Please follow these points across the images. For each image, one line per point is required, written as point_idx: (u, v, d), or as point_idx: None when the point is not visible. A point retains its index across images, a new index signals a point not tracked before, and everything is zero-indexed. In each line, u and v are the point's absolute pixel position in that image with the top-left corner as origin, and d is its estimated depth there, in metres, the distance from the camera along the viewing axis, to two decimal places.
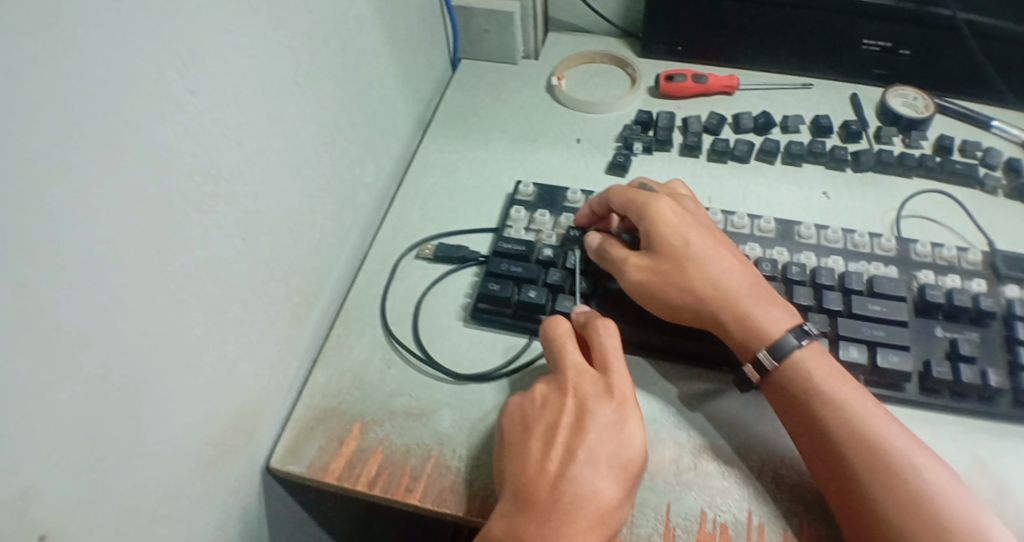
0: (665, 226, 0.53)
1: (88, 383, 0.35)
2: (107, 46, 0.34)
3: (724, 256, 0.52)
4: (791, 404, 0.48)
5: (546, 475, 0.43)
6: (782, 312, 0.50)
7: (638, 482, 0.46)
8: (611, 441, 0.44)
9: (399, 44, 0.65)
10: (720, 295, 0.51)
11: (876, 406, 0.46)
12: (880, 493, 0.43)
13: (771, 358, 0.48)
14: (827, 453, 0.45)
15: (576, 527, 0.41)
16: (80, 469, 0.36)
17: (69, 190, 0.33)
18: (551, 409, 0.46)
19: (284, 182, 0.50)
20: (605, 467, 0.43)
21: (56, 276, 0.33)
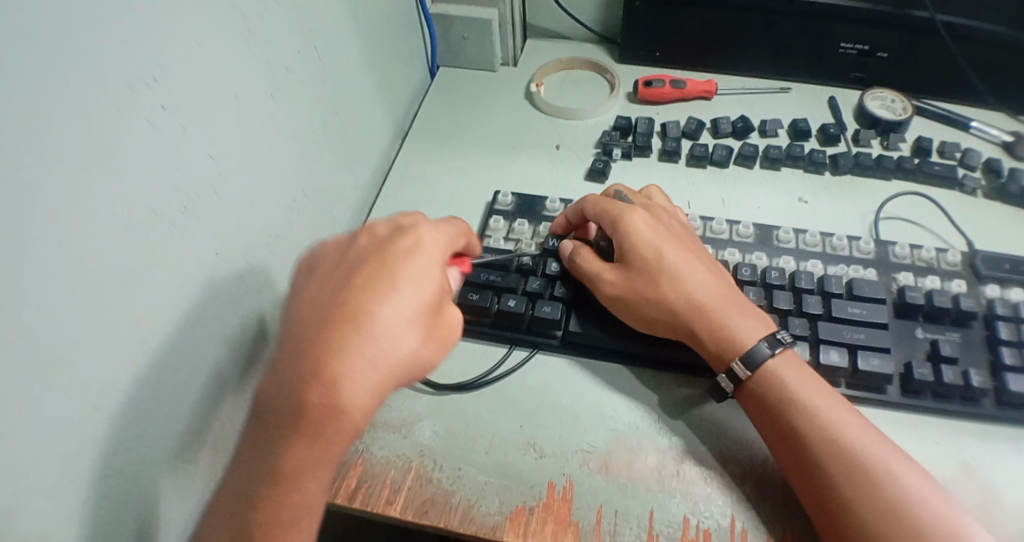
0: (640, 235, 0.53)
1: (60, 404, 0.35)
2: (75, 64, 0.34)
3: (699, 265, 0.52)
4: (766, 412, 0.48)
5: (315, 358, 0.39)
6: (756, 322, 0.50)
7: (438, 324, 0.44)
8: (383, 339, 0.40)
9: (376, 53, 0.65)
10: (694, 305, 0.50)
11: (851, 413, 0.46)
12: (858, 499, 0.43)
13: (746, 368, 0.48)
14: (802, 461, 0.45)
15: (356, 348, 0.39)
16: (51, 491, 0.35)
17: (36, 210, 0.33)
18: (329, 299, 0.41)
19: (259, 195, 0.49)
20: (373, 357, 0.40)
21: (25, 297, 0.33)
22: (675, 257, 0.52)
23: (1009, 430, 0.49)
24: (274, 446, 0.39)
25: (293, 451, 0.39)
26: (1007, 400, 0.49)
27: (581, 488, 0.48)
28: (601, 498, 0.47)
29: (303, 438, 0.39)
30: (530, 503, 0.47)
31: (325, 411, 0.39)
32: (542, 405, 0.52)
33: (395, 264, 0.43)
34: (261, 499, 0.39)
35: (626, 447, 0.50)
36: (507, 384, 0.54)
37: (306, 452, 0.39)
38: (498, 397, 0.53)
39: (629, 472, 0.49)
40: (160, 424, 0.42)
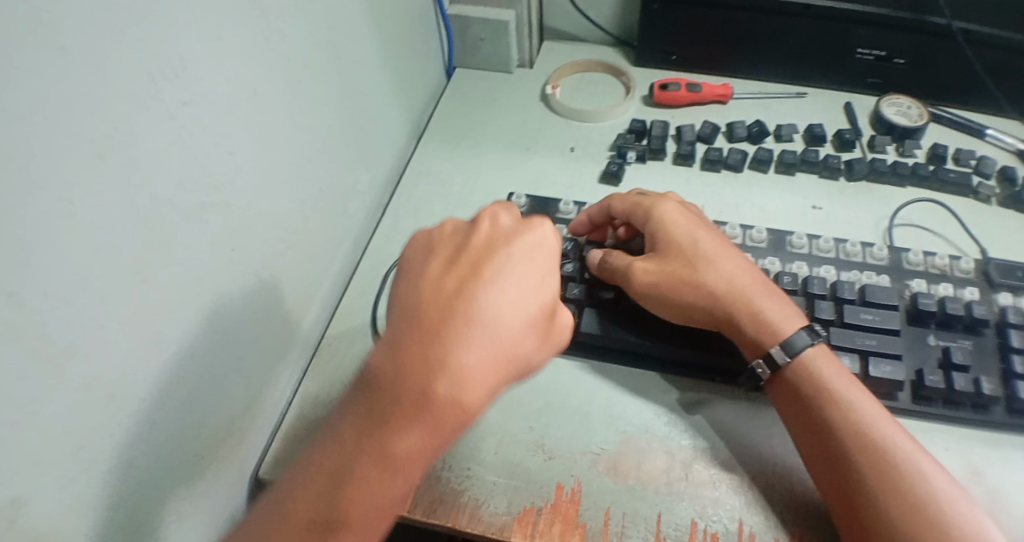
0: (674, 222, 0.54)
1: (77, 392, 0.36)
2: (95, 56, 0.35)
3: (733, 254, 0.53)
4: (796, 401, 0.48)
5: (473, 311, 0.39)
6: (792, 311, 0.51)
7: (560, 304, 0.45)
8: (531, 309, 0.41)
9: (393, 51, 0.66)
10: (733, 290, 0.51)
11: (882, 409, 0.47)
12: (881, 492, 0.43)
13: (785, 354, 0.49)
14: (828, 450, 0.46)
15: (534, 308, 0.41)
16: (66, 477, 0.36)
17: (56, 201, 0.33)
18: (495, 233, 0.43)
19: (276, 192, 0.50)
20: (518, 305, 0.40)
21: (46, 288, 0.33)
22: (709, 245, 0.53)
23: (1019, 439, 0.49)
24: (422, 364, 0.38)
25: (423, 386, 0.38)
26: (1018, 409, 0.49)
27: (590, 489, 0.48)
28: (609, 500, 0.48)
29: (496, 323, 0.39)
30: (538, 503, 0.48)
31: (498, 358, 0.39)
32: (553, 407, 0.53)
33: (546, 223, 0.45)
34: (422, 403, 0.37)
35: (634, 450, 0.50)
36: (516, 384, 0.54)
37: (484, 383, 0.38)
38: (508, 397, 0.53)
39: (638, 475, 0.49)
40: (175, 417, 0.43)
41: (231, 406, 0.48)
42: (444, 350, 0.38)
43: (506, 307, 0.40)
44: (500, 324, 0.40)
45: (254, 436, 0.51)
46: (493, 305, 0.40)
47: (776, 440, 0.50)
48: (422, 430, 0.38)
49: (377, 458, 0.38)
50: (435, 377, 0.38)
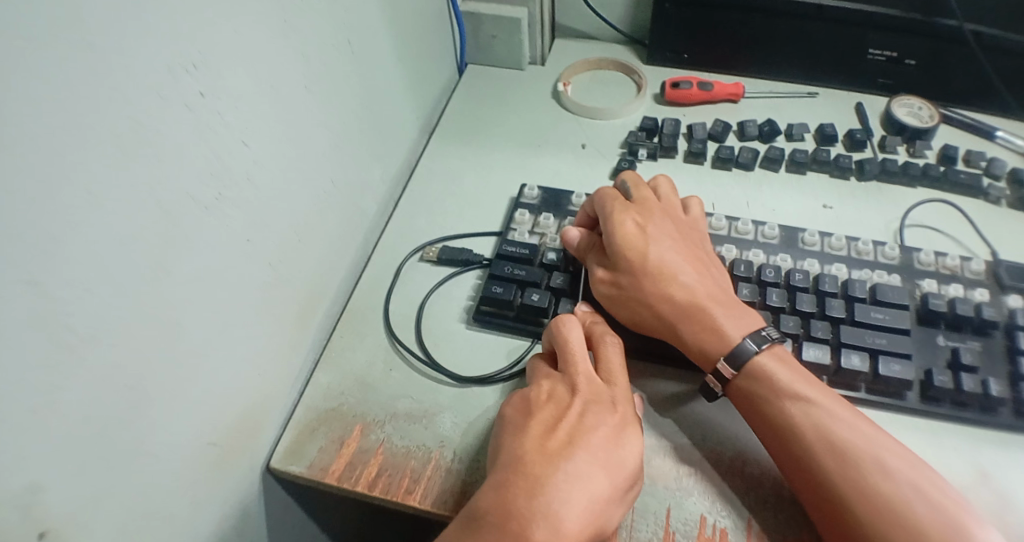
0: (628, 233, 0.54)
1: (96, 379, 0.36)
2: (118, 45, 0.35)
3: (690, 264, 0.53)
4: (756, 408, 0.48)
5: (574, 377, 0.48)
6: (742, 321, 0.50)
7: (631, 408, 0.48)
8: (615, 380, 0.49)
9: (407, 47, 0.66)
10: (683, 303, 0.51)
11: (844, 408, 0.47)
12: (853, 495, 0.43)
13: (729, 367, 0.49)
14: (796, 458, 0.46)
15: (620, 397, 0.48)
16: (83, 464, 0.36)
17: (79, 188, 0.34)
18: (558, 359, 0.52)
19: (292, 184, 0.50)
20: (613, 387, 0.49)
21: (67, 274, 0.34)
22: (665, 256, 0.53)
23: None
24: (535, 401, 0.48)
25: (516, 523, 0.41)
26: None
27: None
28: None
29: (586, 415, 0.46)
30: None
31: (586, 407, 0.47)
32: None
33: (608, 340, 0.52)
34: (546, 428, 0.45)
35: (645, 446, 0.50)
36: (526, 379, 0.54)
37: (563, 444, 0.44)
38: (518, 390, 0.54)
39: (648, 470, 0.49)
40: (190, 408, 0.43)
41: (243, 398, 0.48)
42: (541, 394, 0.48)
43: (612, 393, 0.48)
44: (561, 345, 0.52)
45: (266, 428, 0.51)
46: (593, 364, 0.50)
47: None
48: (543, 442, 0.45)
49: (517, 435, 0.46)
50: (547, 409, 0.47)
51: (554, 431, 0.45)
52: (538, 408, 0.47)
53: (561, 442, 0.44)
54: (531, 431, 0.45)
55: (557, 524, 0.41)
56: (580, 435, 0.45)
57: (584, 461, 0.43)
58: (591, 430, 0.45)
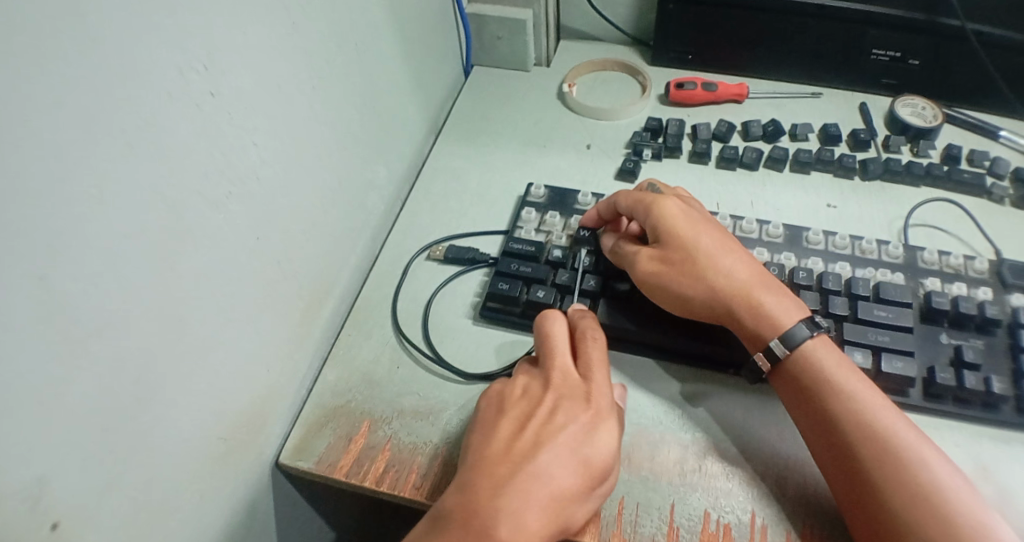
0: (674, 218, 0.54)
1: (105, 372, 0.37)
2: (129, 45, 0.36)
3: (733, 248, 0.54)
4: (797, 393, 0.49)
5: (535, 420, 0.46)
6: (792, 304, 0.51)
7: (571, 445, 0.45)
8: (595, 425, 0.46)
9: (412, 48, 0.67)
10: (731, 284, 0.51)
11: (886, 400, 0.47)
12: (888, 481, 0.44)
13: (784, 347, 0.49)
14: (836, 446, 0.46)
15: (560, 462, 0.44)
16: (95, 455, 0.37)
17: (87, 186, 0.34)
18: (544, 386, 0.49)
19: (299, 184, 0.51)
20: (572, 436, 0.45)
21: (77, 269, 0.34)
22: (708, 239, 0.53)
23: None
24: (506, 441, 0.45)
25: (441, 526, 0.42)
26: None
27: None
28: (623, 490, 0.48)
29: (522, 460, 0.44)
30: None
31: (513, 468, 0.44)
32: None
33: (586, 357, 0.50)
34: (487, 470, 0.44)
35: (649, 441, 0.51)
36: None
37: (490, 492, 0.43)
38: None
39: (651, 466, 0.50)
40: (197, 401, 0.44)
41: (249, 392, 0.49)
42: (518, 434, 0.46)
43: (546, 441, 0.45)
44: (562, 373, 0.49)
45: (272, 423, 0.52)
46: (577, 398, 0.47)
47: (790, 435, 0.51)
48: (494, 476, 0.43)
49: (475, 488, 0.43)
50: (510, 446, 0.45)
51: (510, 453, 0.45)
52: (511, 404, 0.48)
53: (503, 475, 0.43)
54: (500, 428, 0.47)
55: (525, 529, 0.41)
56: (533, 455, 0.44)
57: (552, 467, 0.44)
58: (556, 434, 0.45)
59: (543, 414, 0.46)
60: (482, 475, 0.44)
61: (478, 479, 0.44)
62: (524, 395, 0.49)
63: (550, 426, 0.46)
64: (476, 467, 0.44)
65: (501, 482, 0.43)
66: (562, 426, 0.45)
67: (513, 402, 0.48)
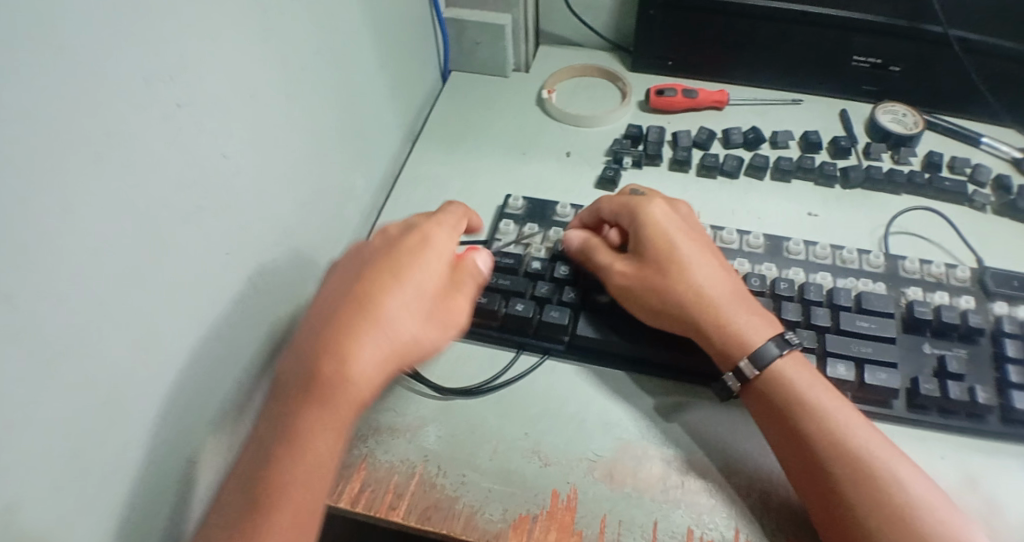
0: (656, 224, 0.53)
1: (71, 398, 0.35)
2: (89, 54, 0.34)
3: (710, 261, 0.53)
4: (772, 412, 0.48)
5: (369, 277, 0.48)
6: (762, 321, 0.50)
7: (412, 295, 0.47)
8: (426, 269, 0.48)
9: (389, 54, 0.65)
10: (700, 298, 0.51)
11: (859, 416, 0.47)
12: (861, 497, 0.43)
13: (753, 367, 0.48)
14: (808, 462, 0.46)
15: (398, 304, 0.46)
16: (58, 485, 0.35)
17: (49, 206, 0.33)
18: (383, 246, 0.50)
19: (271, 197, 0.50)
20: (412, 289, 0.47)
21: (40, 293, 0.33)
22: (685, 250, 0.52)
23: (1016, 448, 0.49)
24: (354, 292, 0.47)
25: (321, 387, 0.44)
26: (1013, 419, 0.49)
27: (585, 497, 0.48)
28: (605, 508, 0.47)
29: (377, 310, 0.46)
30: (533, 510, 0.47)
31: (360, 317, 0.45)
32: (548, 414, 0.52)
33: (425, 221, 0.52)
34: (336, 329, 0.45)
35: (631, 457, 0.50)
36: (511, 391, 0.54)
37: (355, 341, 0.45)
38: (504, 403, 0.53)
39: (634, 482, 0.49)
40: (168, 423, 0.42)
41: (220, 411, 0.47)
42: (367, 285, 0.47)
43: (390, 290, 0.47)
44: (411, 232, 0.51)
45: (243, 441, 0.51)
46: (416, 253, 0.49)
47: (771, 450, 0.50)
48: (359, 325, 0.45)
49: (335, 344, 0.44)
50: (359, 299, 0.46)
51: (357, 300, 0.46)
52: (361, 264, 0.49)
53: (355, 322, 0.45)
54: (343, 286, 0.48)
55: (365, 372, 0.45)
56: (376, 299, 0.46)
57: (399, 311, 0.46)
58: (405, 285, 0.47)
59: (374, 269, 0.48)
60: (340, 327, 0.45)
61: (330, 334, 0.45)
62: (382, 247, 0.50)
63: (395, 276, 0.47)
64: (340, 319, 0.45)
65: (363, 336, 0.45)
66: (415, 278, 0.48)
67: (371, 251, 0.50)
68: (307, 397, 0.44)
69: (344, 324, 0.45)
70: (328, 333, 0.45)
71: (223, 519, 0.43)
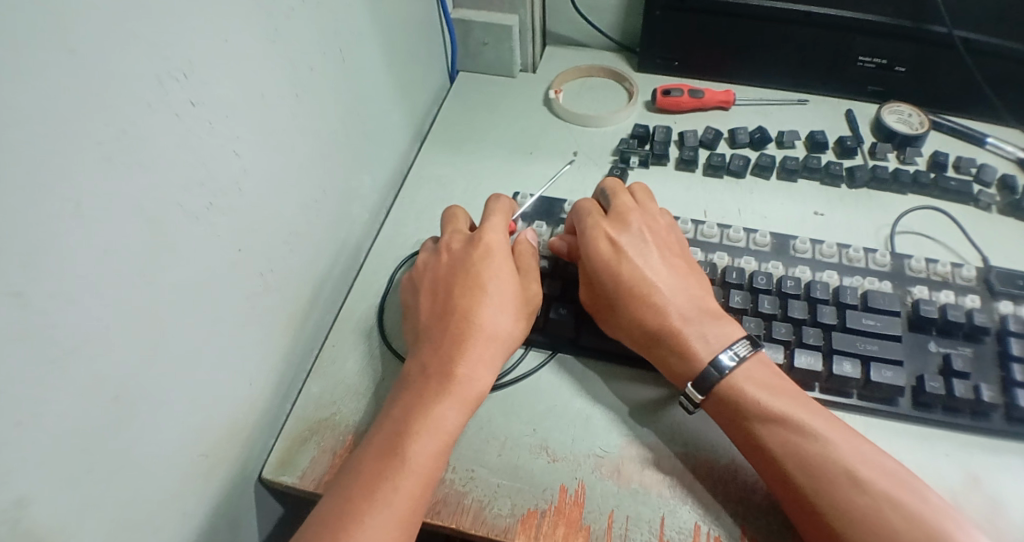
0: (600, 248, 0.54)
1: (83, 392, 0.36)
2: (106, 52, 0.35)
3: (662, 280, 0.52)
4: (732, 425, 0.48)
5: (460, 285, 0.53)
6: (710, 340, 0.50)
7: (504, 296, 0.52)
8: (505, 270, 0.53)
9: (397, 55, 0.66)
10: (643, 325, 0.51)
11: (817, 416, 0.46)
12: (826, 502, 0.43)
13: (697, 391, 0.49)
14: (773, 472, 0.46)
15: (492, 306, 0.52)
16: (70, 477, 0.36)
17: (63, 202, 0.33)
18: (457, 259, 0.54)
19: (282, 195, 0.50)
20: (499, 289, 0.52)
21: (54, 288, 0.34)
22: (629, 271, 0.52)
23: (1021, 446, 0.49)
24: (452, 305, 0.52)
25: (440, 388, 0.48)
26: (1018, 417, 0.49)
27: (592, 493, 0.48)
28: (613, 503, 0.48)
29: (476, 316, 0.51)
30: (541, 506, 0.48)
31: (462, 326, 0.51)
32: (556, 411, 0.53)
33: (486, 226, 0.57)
34: (451, 341, 0.50)
35: (638, 454, 0.50)
36: (518, 388, 0.54)
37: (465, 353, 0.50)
38: (512, 400, 0.53)
39: (641, 479, 0.49)
40: (179, 418, 0.43)
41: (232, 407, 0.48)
42: (462, 298, 0.52)
43: (479, 295, 0.52)
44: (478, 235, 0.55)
45: (254, 436, 0.51)
46: (492, 257, 0.54)
47: None
48: (465, 335, 0.50)
49: (450, 351, 0.50)
50: (462, 311, 0.51)
51: (458, 315, 0.51)
52: (445, 281, 0.54)
53: (460, 332, 0.50)
54: (440, 302, 0.53)
55: (475, 376, 0.49)
56: (473, 311, 0.51)
57: (493, 319, 0.51)
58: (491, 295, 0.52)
59: (463, 279, 0.53)
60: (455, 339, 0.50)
61: (443, 347, 0.50)
62: (451, 264, 0.55)
63: (480, 288, 0.52)
64: (447, 335, 0.51)
65: (478, 347, 0.50)
66: (497, 284, 0.53)
67: (443, 271, 0.55)
68: (423, 402, 0.48)
69: (457, 336, 0.50)
70: (441, 351, 0.50)
71: (338, 499, 0.44)
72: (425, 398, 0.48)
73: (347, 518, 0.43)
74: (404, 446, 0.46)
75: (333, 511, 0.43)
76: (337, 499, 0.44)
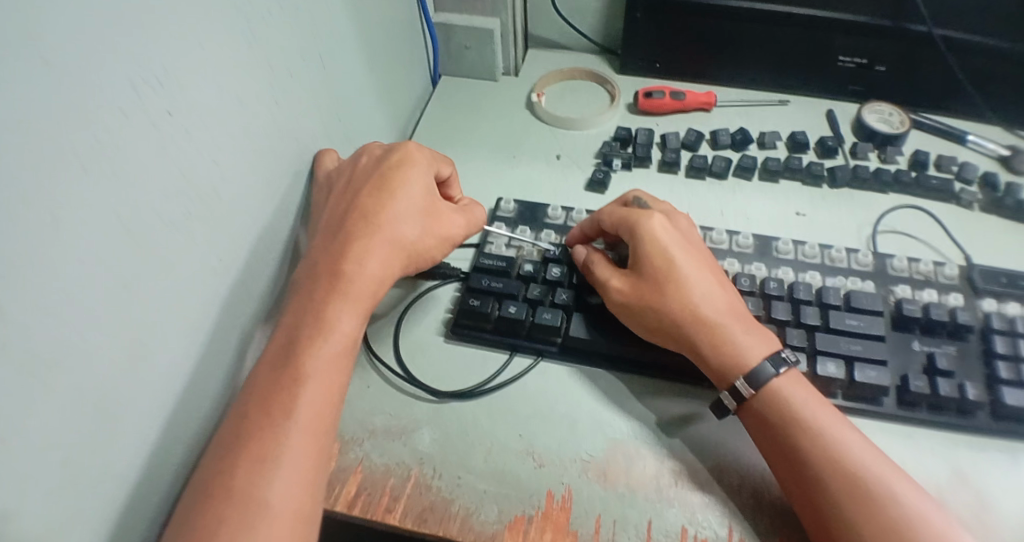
0: (658, 239, 0.53)
1: (59, 408, 0.35)
2: (80, 62, 0.34)
3: (709, 276, 0.52)
4: (767, 432, 0.47)
5: (348, 228, 0.51)
6: (760, 336, 0.50)
7: (386, 244, 0.51)
8: (399, 220, 0.52)
9: (379, 60, 0.66)
10: (699, 316, 0.50)
11: (855, 432, 0.47)
12: (858, 515, 0.43)
13: (748, 385, 0.48)
14: (803, 481, 0.45)
15: (372, 253, 0.50)
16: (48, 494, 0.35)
17: (38, 215, 0.33)
18: (355, 196, 0.52)
19: (262, 203, 0.50)
20: (384, 238, 0.51)
21: (30, 302, 0.33)
22: (682, 265, 0.52)
23: (1005, 444, 0.50)
24: (336, 249, 0.50)
25: (307, 336, 0.46)
26: (1002, 415, 0.49)
27: (579, 497, 0.48)
28: (599, 507, 0.48)
29: (352, 263, 0.49)
30: (529, 511, 0.47)
31: (338, 271, 0.49)
32: (542, 415, 0.52)
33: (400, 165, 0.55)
34: (327, 286, 0.48)
35: (624, 457, 0.50)
36: (503, 393, 0.54)
37: (338, 302, 0.48)
38: (498, 405, 0.53)
39: (627, 482, 0.49)
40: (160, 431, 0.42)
41: (213, 418, 0.47)
42: (346, 242, 0.50)
43: (364, 241, 0.50)
44: (386, 175, 0.54)
45: None
46: (391, 203, 0.52)
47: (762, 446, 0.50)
48: (341, 285, 0.48)
49: (325, 298, 0.48)
50: (347, 256, 0.49)
51: (362, 217, 0.51)
52: (338, 218, 0.52)
53: (337, 278, 0.48)
54: (330, 239, 0.51)
55: (367, 273, 0.49)
56: (376, 214, 0.51)
57: (367, 267, 0.49)
58: (396, 203, 0.52)
59: (353, 221, 0.51)
60: (330, 285, 0.48)
61: (316, 295, 0.48)
62: (365, 168, 0.54)
63: (367, 233, 0.50)
64: (325, 281, 0.48)
65: (348, 297, 0.48)
66: (385, 230, 0.51)
67: (340, 201, 0.53)
68: (293, 355, 0.46)
69: (332, 282, 0.48)
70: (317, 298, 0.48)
71: (214, 465, 0.42)
72: (295, 349, 0.46)
73: (219, 485, 0.41)
74: (270, 404, 0.44)
75: (235, 435, 0.43)
76: (218, 453, 0.43)
